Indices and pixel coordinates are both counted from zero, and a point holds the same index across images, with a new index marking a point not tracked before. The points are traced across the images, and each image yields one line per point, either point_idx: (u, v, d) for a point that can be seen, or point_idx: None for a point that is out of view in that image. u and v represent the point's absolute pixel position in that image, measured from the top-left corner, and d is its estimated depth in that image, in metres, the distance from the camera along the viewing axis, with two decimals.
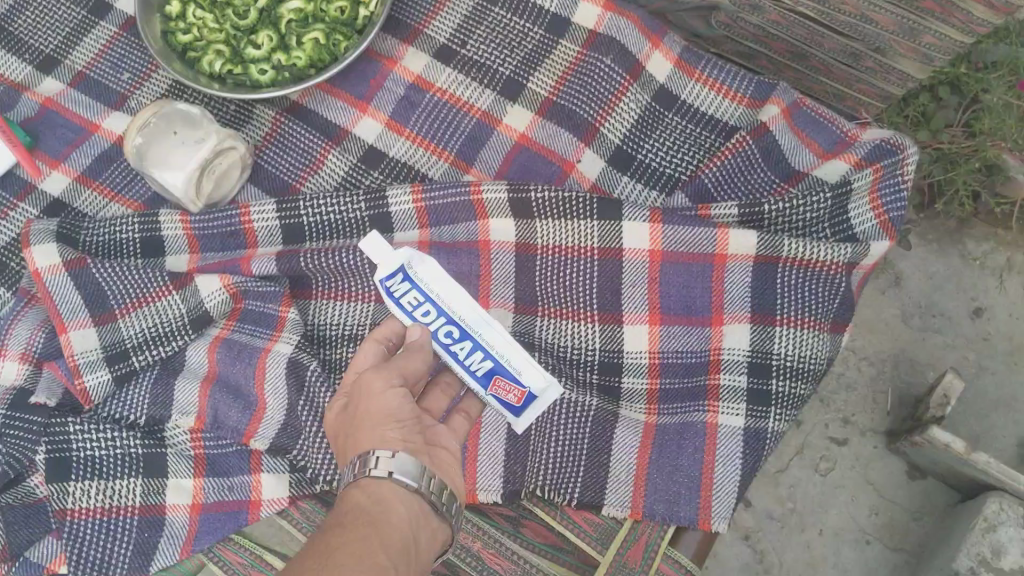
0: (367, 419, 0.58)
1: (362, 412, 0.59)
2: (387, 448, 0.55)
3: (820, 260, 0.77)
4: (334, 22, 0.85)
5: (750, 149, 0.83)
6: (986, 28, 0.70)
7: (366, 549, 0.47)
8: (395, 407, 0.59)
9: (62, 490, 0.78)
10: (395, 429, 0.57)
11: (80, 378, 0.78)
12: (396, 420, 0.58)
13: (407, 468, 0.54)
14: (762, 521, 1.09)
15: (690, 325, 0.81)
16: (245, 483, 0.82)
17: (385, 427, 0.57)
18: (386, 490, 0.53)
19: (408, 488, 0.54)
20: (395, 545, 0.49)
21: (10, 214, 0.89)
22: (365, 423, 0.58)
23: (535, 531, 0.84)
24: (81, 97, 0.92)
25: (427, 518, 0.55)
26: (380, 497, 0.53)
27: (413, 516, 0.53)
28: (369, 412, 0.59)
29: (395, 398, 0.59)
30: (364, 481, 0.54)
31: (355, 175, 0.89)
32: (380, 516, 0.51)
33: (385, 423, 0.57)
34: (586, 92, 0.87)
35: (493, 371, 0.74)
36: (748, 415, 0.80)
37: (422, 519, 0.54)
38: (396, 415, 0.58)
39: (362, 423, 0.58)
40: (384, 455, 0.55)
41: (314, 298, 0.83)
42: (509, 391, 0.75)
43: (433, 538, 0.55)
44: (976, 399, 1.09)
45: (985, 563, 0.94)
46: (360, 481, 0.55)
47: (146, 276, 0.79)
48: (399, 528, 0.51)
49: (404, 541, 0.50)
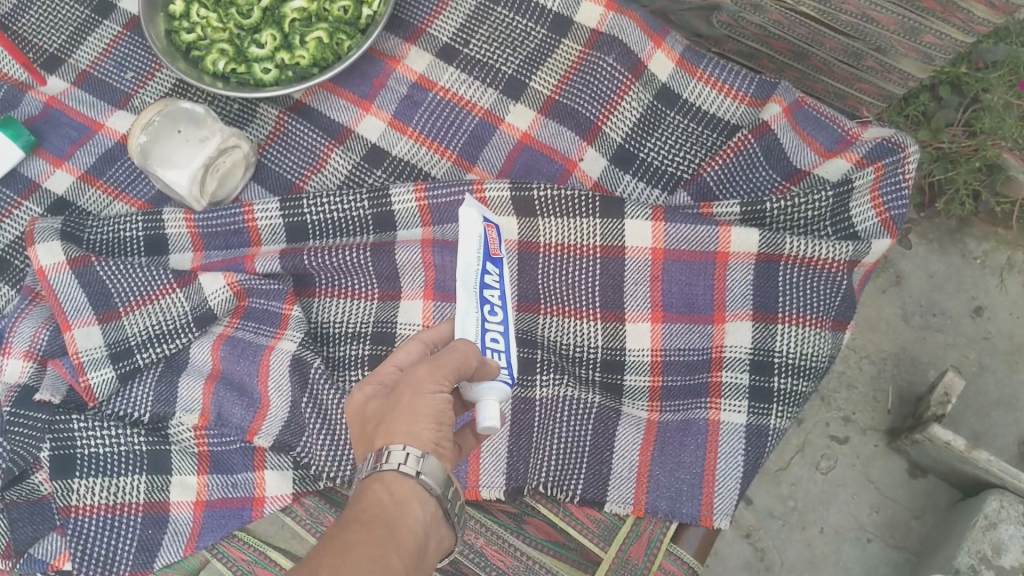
0: (408, 411, 0.53)
1: (406, 402, 0.54)
2: (418, 446, 0.52)
3: (821, 257, 0.78)
4: (337, 22, 0.86)
5: (751, 149, 0.83)
6: (986, 28, 0.69)
7: (382, 553, 0.45)
8: (440, 411, 0.54)
9: (67, 487, 0.78)
10: (432, 429, 0.53)
11: (84, 376, 0.78)
12: (436, 421, 0.53)
13: (434, 472, 0.52)
14: (762, 520, 1.09)
15: (692, 323, 0.81)
16: (248, 480, 0.82)
17: (424, 423, 0.53)
18: (408, 490, 0.51)
19: (431, 491, 0.52)
20: (409, 550, 0.47)
21: (13, 213, 0.89)
22: (402, 415, 0.53)
23: (537, 528, 0.85)
24: (85, 96, 0.92)
25: (439, 522, 0.52)
26: (399, 496, 0.50)
27: (429, 519, 0.51)
28: (413, 408, 0.53)
29: (445, 405, 0.54)
30: (387, 476, 0.51)
31: (358, 173, 0.90)
32: (398, 517, 0.49)
33: (425, 421, 0.53)
34: (589, 91, 0.88)
35: (490, 263, 0.67)
36: (749, 412, 0.80)
37: (435, 523, 0.52)
38: (439, 417, 0.53)
39: (400, 416, 0.53)
40: (414, 453, 0.51)
41: (316, 296, 0.84)
42: (493, 238, 0.69)
43: (440, 544, 0.53)
44: (977, 399, 1.09)
45: (986, 561, 0.94)
46: (383, 475, 0.51)
47: (151, 274, 0.80)
48: (414, 530, 0.49)
49: (418, 546, 0.48)
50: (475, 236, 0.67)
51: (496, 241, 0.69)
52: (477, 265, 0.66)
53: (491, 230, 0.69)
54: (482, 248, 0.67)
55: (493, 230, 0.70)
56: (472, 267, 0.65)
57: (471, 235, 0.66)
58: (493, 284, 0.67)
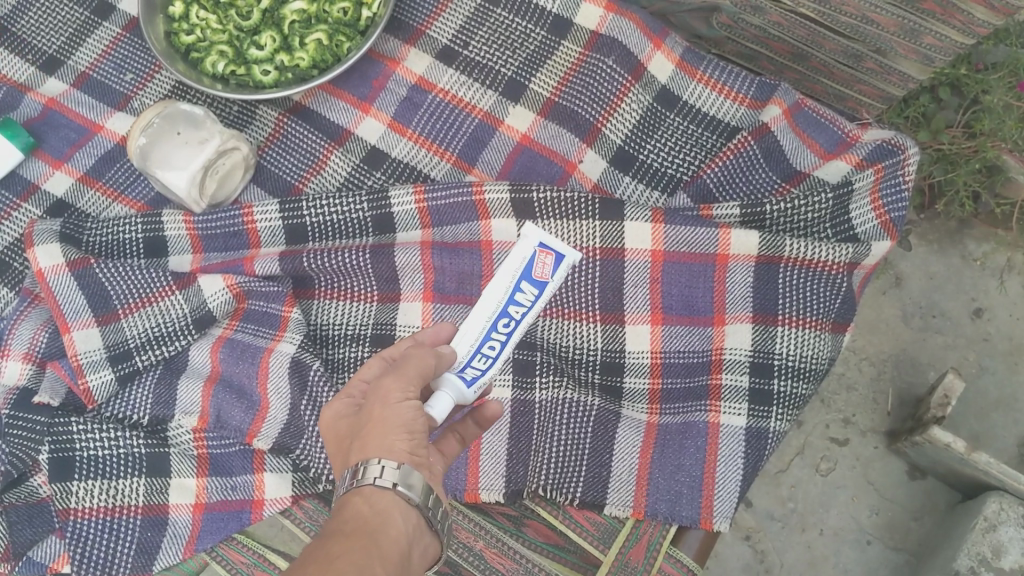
0: (380, 423, 0.54)
1: (377, 415, 0.54)
2: (391, 458, 0.51)
3: (819, 259, 0.78)
4: (337, 23, 0.85)
5: (752, 150, 0.83)
6: (987, 29, 0.69)
7: (366, 560, 0.45)
8: (411, 420, 0.54)
9: (65, 489, 0.78)
10: (406, 439, 0.53)
11: (84, 378, 0.78)
12: (408, 431, 0.53)
13: (413, 482, 0.51)
14: (762, 521, 1.09)
15: (691, 325, 0.81)
16: (247, 483, 0.82)
17: (397, 434, 0.53)
18: (388, 501, 0.50)
19: (410, 502, 0.51)
20: (393, 558, 0.47)
21: (13, 214, 0.89)
22: (374, 429, 0.53)
23: (538, 531, 0.84)
24: (85, 98, 0.92)
25: (421, 532, 0.52)
26: (380, 508, 0.50)
27: (411, 529, 0.51)
28: (383, 418, 0.54)
29: (414, 412, 0.55)
30: (365, 489, 0.51)
31: (358, 175, 0.90)
32: (380, 527, 0.49)
33: (397, 432, 0.53)
34: (589, 92, 0.87)
35: (525, 282, 0.68)
36: (749, 415, 0.80)
37: (417, 533, 0.52)
38: (410, 427, 0.54)
39: (372, 429, 0.53)
40: (390, 465, 0.51)
41: (316, 298, 0.84)
42: (544, 263, 0.68)
43: (425, 553, 0.52)
44: (976, 400, 1.09)
45: (985, 563, 0.94)
46: (361, 489, 0.51)
47: (149, 276, 0.80)
48: (398, 539, 0.49)
49: (402, 555, 0.48)
50: (523, 257, 0.68)
51: (548, 266, 0.68)
52: (510, 283, 0.68)
53: (548, 255, 0.68)
54: (522, 269, 0.68)
55: (550, 255, 0.69)
56: (498, 288, 0.68)
57: (518, 254, 0.68)
58: (522, 302, 0.68)
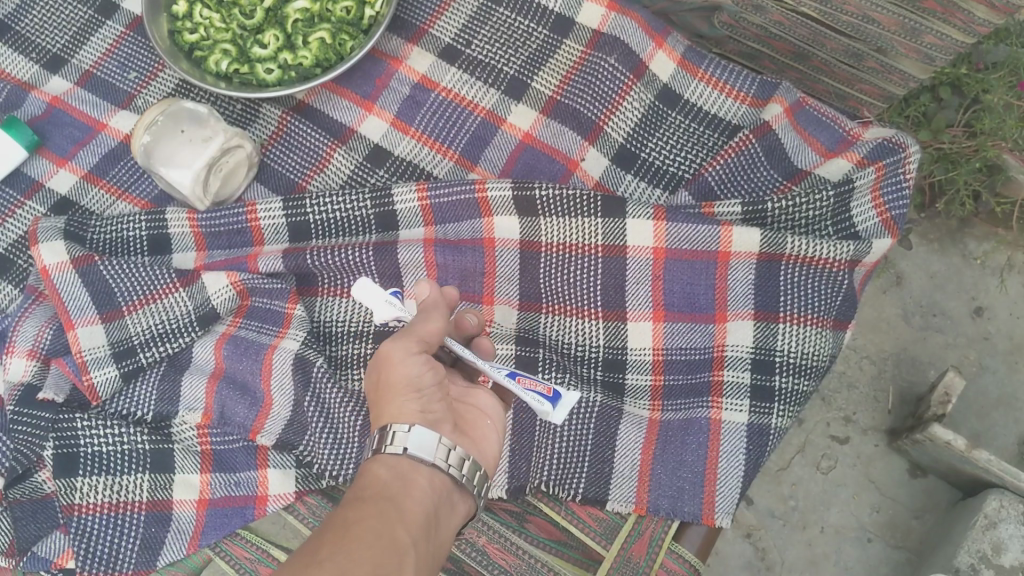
0: (388, 387, 0.58)
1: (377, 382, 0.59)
2: (404, 422, 0.56)
3: (821, 257, 0.78)
4: (340, 22, 0.86)
5: (753, 149, 0.84)
6: (987, 28, 0.70)
7: (387, 523, 0.48)
8: (416, 376, 0.58)
9: (69, 485, 0.78)
10: (414, 399, 0.58)
11: (87, 374, 0.78)
12: (416, 390, 0.58)
13: (423, 444, 0.55)
14: (763, 519, 1.10)
15: (692, 321, 0.81)
16: (251, 479, 0.82)
17: (405, 396, 0.58)
18: (408, 465, 0.55)
19: (425, 462, 0.55)
20: (414, 520, 0.50)
21: (16, 212, 0.90)
22: (384, 394, 0.58)
23: (541, 527, 0.85)
24: (88, 96, 0.93)
25: (448, 492, 0.56)
26: (400, 473, 0.54)
27: (434, 491, 0.54)
28: (391, 382, 0.58)
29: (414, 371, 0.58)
30: (384, 457, 0.55)
31: (360, 173, 0.90)
32: (403, 491, 0.52)
33: (405, 394, 0.58)
34: (591, 91, 0.88)
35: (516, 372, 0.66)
36: (750, 412, 0.80)
37: (443, 493, 0.55)
38: (417, 385, 0.58)
39: (383, 393, 0.59)
40: (400, 430, 0.55)
41: (320, 295, 0.85)
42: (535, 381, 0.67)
43: (454, 513, 0.56)
44: (977, 399, 1.09)
45: (986, 560, 0.94)
46: (380, 457, 0.55)
47: (153, 273, 0.80)
48: (420, 502, 0.52)
49: (426, 515, 0.52)
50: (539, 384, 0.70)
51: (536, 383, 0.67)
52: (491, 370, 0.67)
53: (547, 387, 0.68)
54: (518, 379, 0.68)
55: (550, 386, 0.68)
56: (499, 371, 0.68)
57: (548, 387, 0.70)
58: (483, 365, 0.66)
